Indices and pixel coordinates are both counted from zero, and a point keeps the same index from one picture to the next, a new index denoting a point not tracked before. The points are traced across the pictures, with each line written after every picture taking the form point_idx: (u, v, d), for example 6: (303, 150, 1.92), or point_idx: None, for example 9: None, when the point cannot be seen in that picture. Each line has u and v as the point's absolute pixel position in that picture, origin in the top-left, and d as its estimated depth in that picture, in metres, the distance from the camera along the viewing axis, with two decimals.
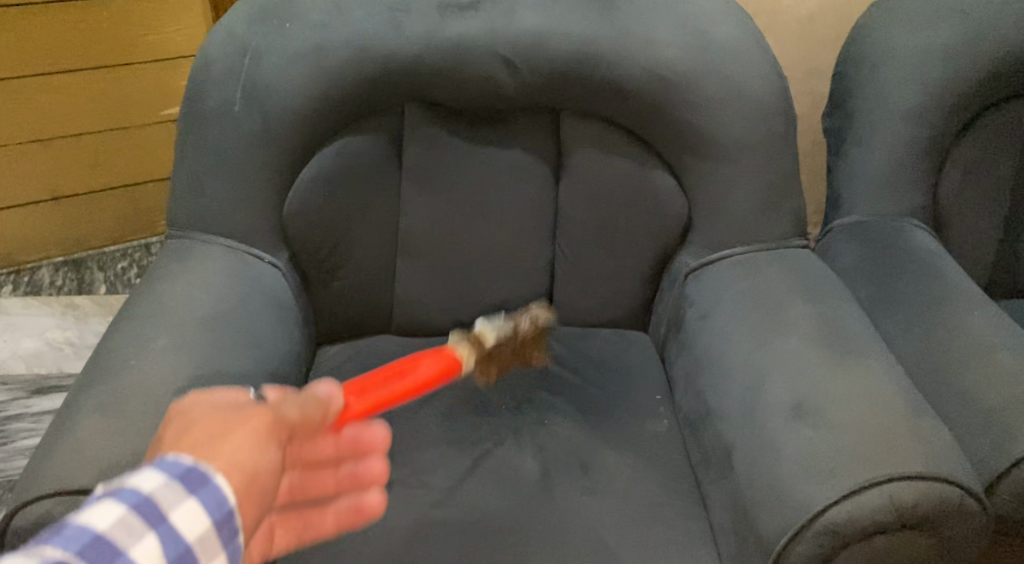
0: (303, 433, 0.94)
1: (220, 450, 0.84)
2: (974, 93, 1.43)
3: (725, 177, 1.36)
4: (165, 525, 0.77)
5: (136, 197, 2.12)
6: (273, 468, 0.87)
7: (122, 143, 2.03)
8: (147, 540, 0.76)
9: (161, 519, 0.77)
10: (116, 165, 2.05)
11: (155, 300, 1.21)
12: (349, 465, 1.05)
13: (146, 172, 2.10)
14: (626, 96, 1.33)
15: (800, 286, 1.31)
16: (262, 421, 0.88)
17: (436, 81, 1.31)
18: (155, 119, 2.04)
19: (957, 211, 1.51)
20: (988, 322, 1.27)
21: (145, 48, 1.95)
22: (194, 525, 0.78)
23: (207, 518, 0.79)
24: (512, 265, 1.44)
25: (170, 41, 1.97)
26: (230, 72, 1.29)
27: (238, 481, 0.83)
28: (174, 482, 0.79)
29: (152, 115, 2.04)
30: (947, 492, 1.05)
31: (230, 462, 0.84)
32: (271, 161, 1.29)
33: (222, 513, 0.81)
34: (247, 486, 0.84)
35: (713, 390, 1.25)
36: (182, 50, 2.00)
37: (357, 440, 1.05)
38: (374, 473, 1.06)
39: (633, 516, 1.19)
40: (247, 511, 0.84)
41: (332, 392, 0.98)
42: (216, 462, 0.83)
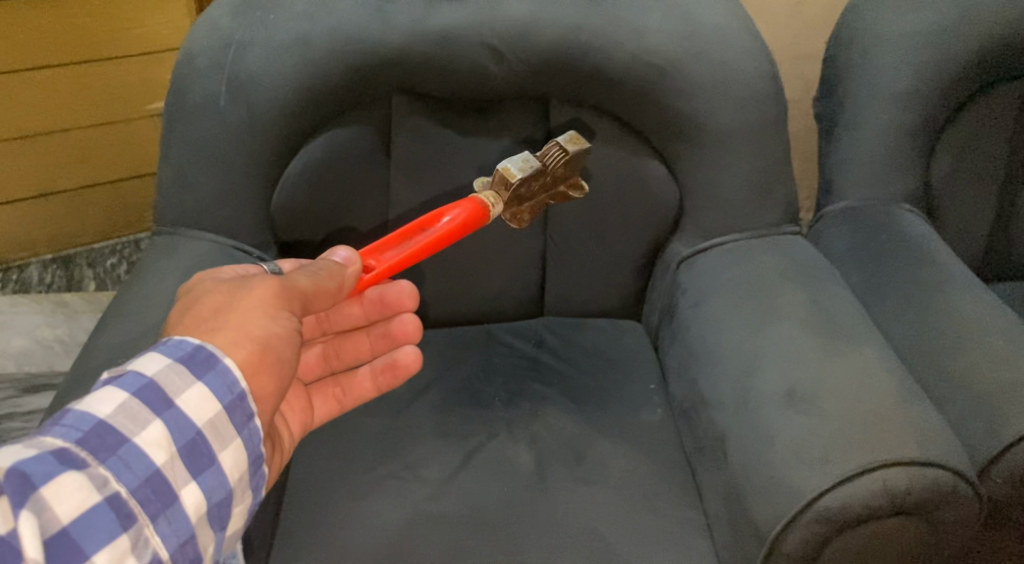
0: (321, 300, 1.02)
1: (231, 319, 0.95)
2: (964, 76, 1.43)
3: (716, 164, 1.35)
4: (170, 410, 0.86)
5: (122, 193, 2.07)
6: (287, 335, 0.97)
7: (107, 139, 1.98)
8: (154, 425, 0.85)
9: (168, 404, 0.87)
10: (103, 159, 2.00)
11: (142, 296, 1.20)
12: (381, 325, 1.21)
13: (131, 167, 2.05)
14: (615, 83, 1.32)
15: (792, 272, 1.30)
16: (268, 291, 0.98)
17: (423, 71, 1.30)
18: (140, 113, 1.99)
19: (949, 194, 1.50)
20: (979, 306, 1.27)
21: (130, 42, 1.89)
22: (201, 410, 0.88)
23: (217, 401, 0.89)
24: (504, 256, 1.43)
25: (155, 34, 1.91)
26: (215, 66, 1.28)
27: (248, 348, 0.93)
28: (180, 368, 0.88)
29: (137, 109, 1.98)
30: (940, 477, 1.04)
31: (240, 333, 0.94)
32: (258, 154, 1.28)
33: (231, 396, 0.90)
34: (260, 353, 0.94)
35: (706, 378, 1.25)
36: (166, 44, 1.94)
37: (383, 300, 1.19)
38: (405, 331, 1.19)
39: (627, 505, 1.19)
40: (262, 377, 0.93)
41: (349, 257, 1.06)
42: (225, 338, 0.93)
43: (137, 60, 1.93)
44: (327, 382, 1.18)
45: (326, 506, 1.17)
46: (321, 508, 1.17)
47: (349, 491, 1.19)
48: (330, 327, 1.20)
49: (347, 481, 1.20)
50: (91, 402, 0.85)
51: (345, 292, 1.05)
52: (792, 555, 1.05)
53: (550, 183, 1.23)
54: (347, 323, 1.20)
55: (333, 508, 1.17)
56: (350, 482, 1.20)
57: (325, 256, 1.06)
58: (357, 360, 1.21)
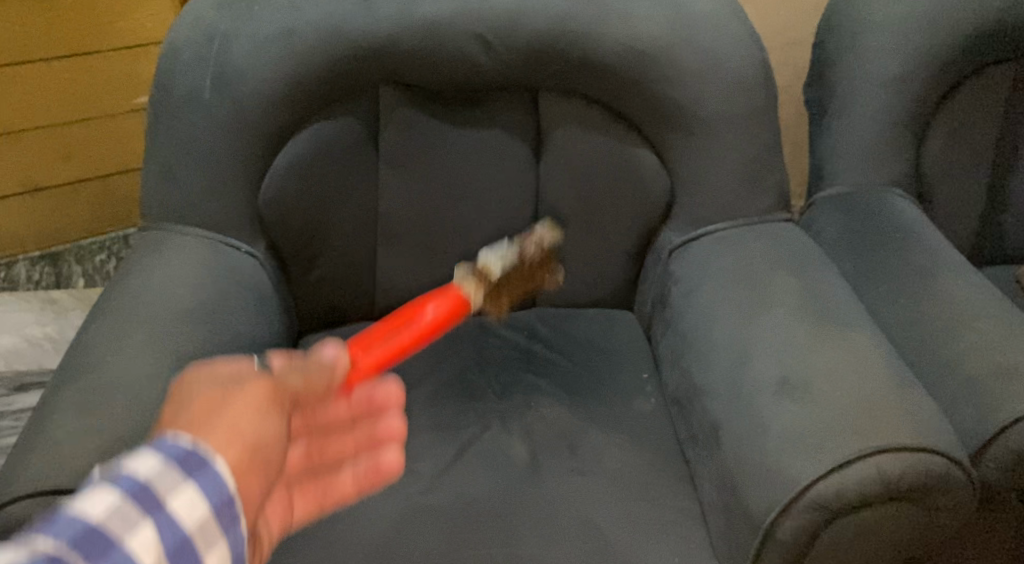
0: (308, 396, 1.02)
1: (221, 420, 0.88)
2: (954, 60, 1.42)
3: (707, 152, 1.34)
4: (162, 513, 0.76)
5: (112, 187, 2.03)
6: (271, 438, 0.91)
7: (96, 133, 1.95)
8: (145, 529, 0.75)
9: (160, 506, 0.77)
10: (91, 153, 1.96)
11: (129, 292, 1.19)
12: (365, 426, 1.11)
13: (120, 161, 2.01)
14: (604, 72, 1.31)
15: (784, 260, 1.30)
16: (257, 389, 0.93)
17: (411, 62, 1.29)
18: (127, 107, 1.95)
19: (941, 179, 1.50)
20: (969, 291, 1.27)
21: (117, 34, 1.85)
22: (192, 512, 0.78)
23: (207, 504, 0.79)
24: (495, 247, 1.42)
25: (142, 27, 1.88)
26: (201, 59, 1.27)
27: (238, 449, 0.86)
28: (172, 467, 0.79)
29: (125, 103, 1.94)
30: (933, 463, 1.04)
31: (231, 433, 0.86)
32: (245, 147, 1.27)
33: (223, 501, 0.81)
34: (246, 451, 0.87)
35: (699, 367, 1.24)
36: (154, 37, 1.90)
37: (371, 400, 1.12)
38: (391, 433, 1.11)
39: (622, 496, 1.18)
40: (251, 480, 0.86)
41: (338, 354, 1.05)
42: (219, 437, 0.86)
43: (124, 52, 1.89)
44: (306, 483, 1.05)
45: None
46: None
47: None
48: (313, 423, 1.07)
49: None
50: (80, 502, 0.74)
51: (332, 389, 1.05)
52: (786, 542, 1.05)
53: (529, 274, 1.40)
54: (332, 421, 1.09)
55: None
56: None
57: (314, 355, 1.04)
58: (342, 457, 1.08)
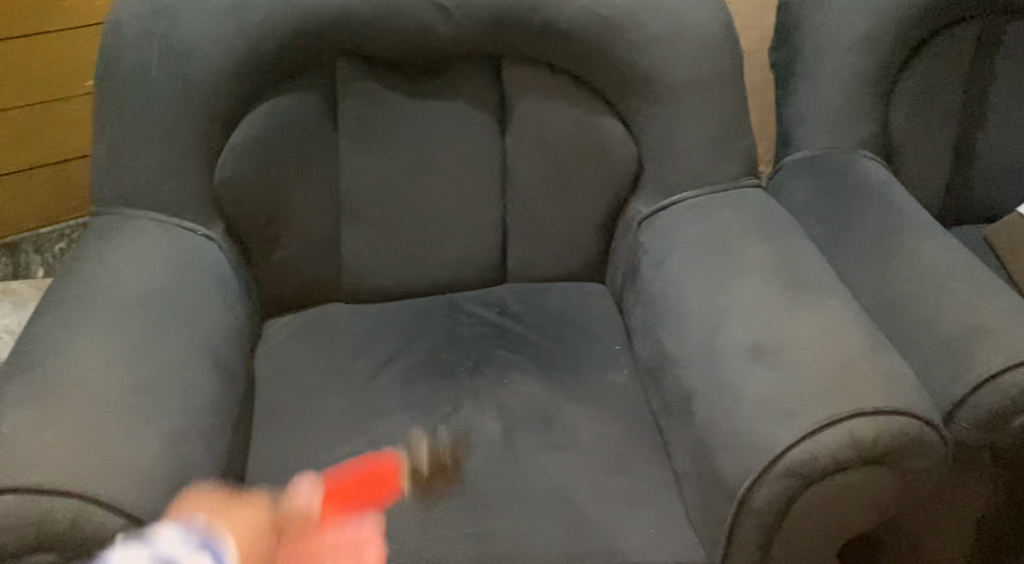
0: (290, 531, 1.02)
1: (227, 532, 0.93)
2: (920, 18, 1.41)
3: (673, 117, 1.32)
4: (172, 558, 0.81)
5: (38, 185, 1.67)
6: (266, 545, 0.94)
7: (10, 123, 1.59)
8: None
9: None
10: (28, 146, 1.62)
11: (82, 280, 1.16)
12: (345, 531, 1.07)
13: (56, 155, 1.66)
14: (565, 38, 1.29)
15: (754, 226, 1.28)
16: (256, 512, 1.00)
17: (368, 32, 1.27)
18: (67, 93, 1.62)
19: (910, 140, 1.49)
20: (940, 252, 1.26)
21: (35, 15, 1.53)
22: None
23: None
24: (462, 221, 1.39)
25: (63, 7, 1.55)
26: (148, 36, 1.23)
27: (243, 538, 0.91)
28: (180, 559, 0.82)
29: (38, 94, 1.59)
30: (904, 424, 1.04)
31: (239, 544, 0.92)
32: (199, 126, 1.24)
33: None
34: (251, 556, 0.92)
35: (672, 337, 1.23)
36: (80, 19, 1.58)
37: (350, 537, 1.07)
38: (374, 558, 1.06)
39: (598, 469, 1.17)
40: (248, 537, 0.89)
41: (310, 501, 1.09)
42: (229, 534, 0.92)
43: (36, 39, 1.55)
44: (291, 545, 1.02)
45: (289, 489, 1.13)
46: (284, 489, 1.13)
47: (313, 470, 1.15)
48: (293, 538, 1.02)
49: (310, 461, 1.16)
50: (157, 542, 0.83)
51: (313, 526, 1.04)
52: (762, 511, 1.04)
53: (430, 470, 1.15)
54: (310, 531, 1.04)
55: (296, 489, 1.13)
56: (313, 461, 1.16)
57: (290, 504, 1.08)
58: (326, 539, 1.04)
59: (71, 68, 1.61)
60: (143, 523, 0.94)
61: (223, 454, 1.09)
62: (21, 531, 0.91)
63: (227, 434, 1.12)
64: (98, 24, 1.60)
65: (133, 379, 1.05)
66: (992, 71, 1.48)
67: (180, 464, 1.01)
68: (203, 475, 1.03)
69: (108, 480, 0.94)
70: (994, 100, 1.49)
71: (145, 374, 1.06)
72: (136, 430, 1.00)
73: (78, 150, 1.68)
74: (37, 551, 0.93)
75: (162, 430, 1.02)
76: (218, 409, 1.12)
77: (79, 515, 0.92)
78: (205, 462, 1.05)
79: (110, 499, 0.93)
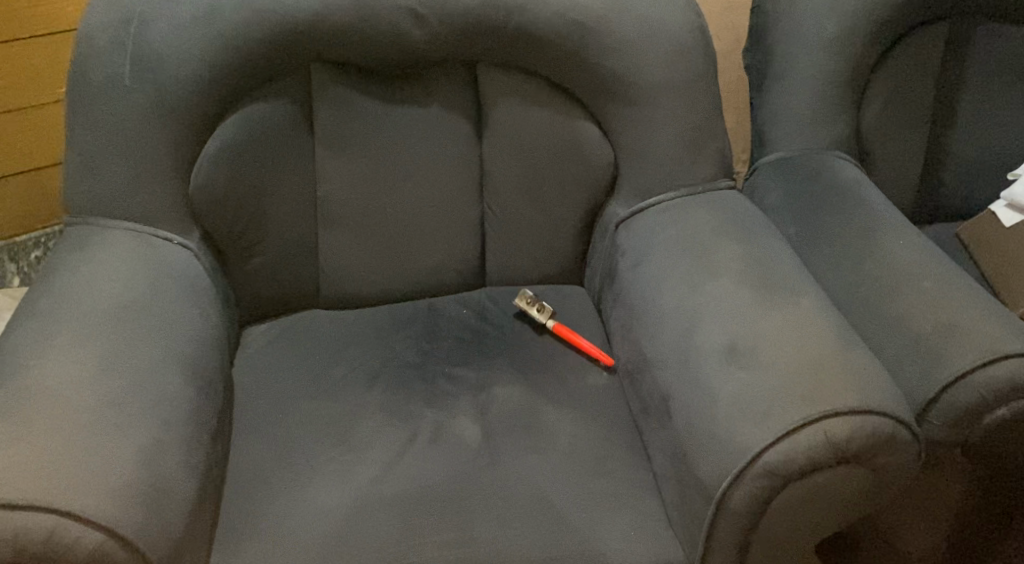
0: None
1: None
2: (889, 20, 1.42)
3: (648, 120, 1.32)
4: None
5: (10, 193, 1.65)
6: None
7: None
8: None
9: None
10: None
11: (55, 292, 1.16)
12: None
13: (28, 162, 1.65)
14: (540, 43, 1.30)
15: (729, 227, 1.29)
16: None
17: (343, 39, 1.27)
18: (37, 100, 1.61)
19: (883, 139, 1.50)
20: (913, 251, 1.28)
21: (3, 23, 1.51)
22: None
23: None
24: (439, 226, 1.39)
25: (33, 14, 1.54)
26: (119, 45, 1.22)
27: None
28: None
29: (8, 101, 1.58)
30: (877, 423, 1.05)
31: None
32: (172, 135, 1.24)
33: None
34: None
35: (649, 339, 1.23)
36: (50, 26, 1.57)
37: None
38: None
39: (578, 472, 1.17)
40: None
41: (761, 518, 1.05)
42: None
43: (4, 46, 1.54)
44: None
45: (269, 497, 1.13)
46: (265, 497, 1.14)
47: (294, 478, 1.15)
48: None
49: (290, 468, 1.17)
50: None
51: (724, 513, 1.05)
52: (739, 512, 1.05)
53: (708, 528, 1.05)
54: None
55: (276, 497, 1.13)
56: (294, 469, 1.16)
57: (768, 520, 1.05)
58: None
59: (41, 76, 1.59)
60: (121, 536, 0.96)
61: (201, 465, 1.09)
62: None
63: (204, 444, 1.12)
64: (68, 30, 1.59)
65: (108, 393, 1.05)
66: (962, 71, 1.50)
67: (155, 476, 1.02)
68: (180, 488, 1.04)
69: (84, 495, 0.95)
70: (965, 100, 1.51)
71: (120, 387, 1.06)
72: (110, 443, 1.00)
73: (49, 157, 1.67)
74: None
75: (138, 442, 1.02)
76: (195, 419, 1.12)
77: (56, 530, 0.93)
78: (182, 474, 1.05)
79: (87, 513, 0.94)
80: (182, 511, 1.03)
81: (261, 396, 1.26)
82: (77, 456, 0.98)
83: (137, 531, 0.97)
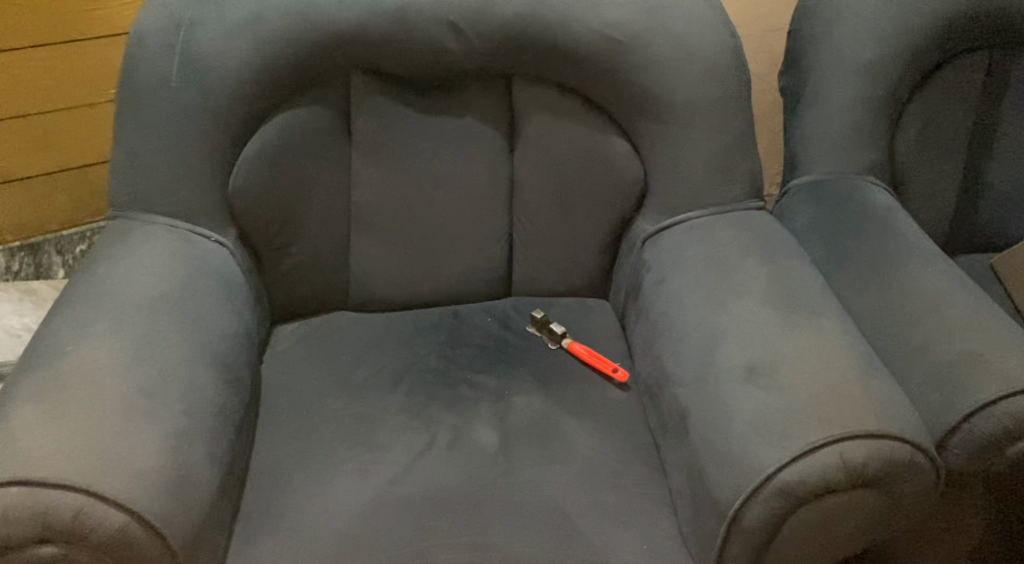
0: None
1: None
2: (926, 48, 1.42)
3: (679, 139, 1.34)
4: None
5: (62, 187, 1.71)
6: None
7: (36, 130, 1.64)
8: None
9: None
10: (55, 149, 1.67)
11: (95, 282, 1.20)
12: None
13: (82, 157, 1.70)
14: (575, 59, 1.32)
15: (755, 247, 1.30)
16: None
17: (383, 49, 1.30)
18: (92, 98, 1.67)
19: (917, 168, 1.50)
20: (940, 278, 1.27)
21: (62, 23, 1.58)
22: None
23: None
24: (469, 235, 1.42)
25: (91, 16, 1.60)
26: (167, 48, 1.27)
27: None
28: None
29: (64, 99, 1.64)
30: (894, 448, 1.05)
31: None
32: (214, 135, 1.27)
33: None
34: None
35: (670, 355, 1.24)
36: (107, 27, 1.63)
37: None
38: None
39: (593, 484, 1.18)
40: None
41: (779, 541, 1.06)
42: None
43: (62, 47, 1.60)
44: None
45: (289, 492, 1.16)
46: (284, 492, 1.16)
47: (313, 475, 1.18)
48: None
49: (311, 465, 1.19)
50: None
51: (747, 538, 1.06)
52: (751, 530, 1.05)
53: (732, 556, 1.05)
54: None
55: (295, 493, 1.16)
56: (315, 466, 1.19)
57: (784, 542, 1.06)
58: None
59: (96, 76, 1.65)
60: (143, 519, 0.98)
61: (225, 456, 1.12)
62: (25, 524, 0.95)
63: (230, 436, 1.15)
64: (124, 32, 1.65)
65: (139, 380, 1.08)
66: (1000, 102, 1.49)
67: (180, 464, 1.05)
68: (204, 477, 1.07)
69: (110, 478, 0.98)
70: (1004, 131, 1.50)
71: (152, 376, 1.10)
72: (139, 429, 1.04)
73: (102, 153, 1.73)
74: (38, 544, 0.96)
75: (165, 430, 1.06)
76: (222, 412, 1.15)
77: (81, 510, 0.96)
78: (206, 463, 1.08)
79: (111, 495, 0.98)
80: (205, 499, 1.06)
81: (287, 394, 1.29)
82: (106, 440, 1.01)
83: (160, 515, 1.00)
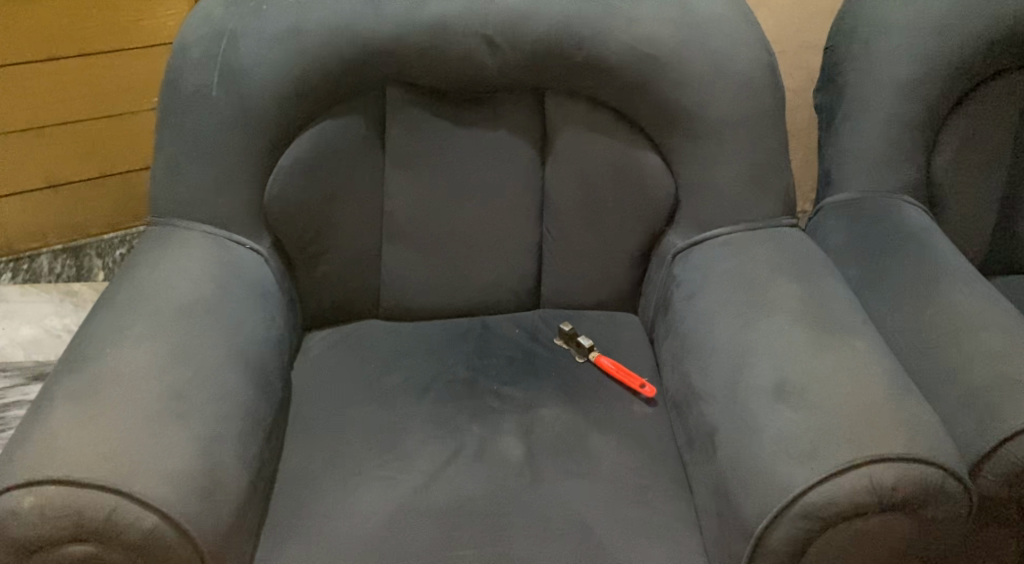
0: None
1: None
2: (965, 68, 1.41)
3: (711, 155, 1.34)
4: None
5: (104, 188, 1.84)
6: None
7: (85, 135, 1.77)
8: None
9: None
10: (102, 155, 1.80)
11: (132, 286, 1.22)
12: None
13: (127, 163, 1.83)
14: (608, 73, 1.32)
15: (787, 265, 1.29)
16: None
17: (418, 62, 1.31)
18: (137, 107, 1.79)
19: (955, 189, 1.48)
20: (975, 301, 1.26)
21: (113, 36, 1.69)
22: None
23: None
24: (499, 247, 1.43)
25: (138, 28, 1.71)
26: (207, 58, 1.29)
27: None
28: None
29: (112, 107, 1.76)
30: (925, 472, 1.04)
31: None
32: (251, 144, 1.30)
33: None
34: None
35: (698, 371, 1.24)
36: (151, 39, 1.74)
37: None
38: None
39: (619, 499, 1.18)
40: None
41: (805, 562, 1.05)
42: None
43: (111, 57, 1.72)
44: None
45: (316, 499, 1.17)
46: (312, 498, 1.17)
47: (340, 482, 1.19)
48: None
49: (339, 473, 1.20)
50: None
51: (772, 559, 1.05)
52: (777, 551, 1.05)
53: None
54: None
55: (322, 499, 1.17)
56: (343, 473, 1.20)
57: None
58: None
59: (141, 85, 1.77)
60: (174, 521, 1.00)
61: (254, 461, 1.14)
62: (61, 522, 0.97)
63: (260, 441, 1.16)
64: (166, 43, 1.76)
65: (173, 384, 1.10)
66: None
67: (211, 467, 1.06)
68: (233, 481, 1.08)
69: (143, 479, 1.01)
70: None
71: (185, 379, 1.12)
72: (172, 432, 1.06)
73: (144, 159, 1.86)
74: (73, 542, 0.98)
75: (197, 433, 1.07)
76: (252, 416, 1.16)
77: (116, 509, 0.98)
78: (237, 467, 1.10)
79: (144, 496, 1.00)
80: (234, 502, 1.08)
81: (317, 400, 1.31)
82: (140, 441, 1.03)
83: (190, 517, 1.02)
